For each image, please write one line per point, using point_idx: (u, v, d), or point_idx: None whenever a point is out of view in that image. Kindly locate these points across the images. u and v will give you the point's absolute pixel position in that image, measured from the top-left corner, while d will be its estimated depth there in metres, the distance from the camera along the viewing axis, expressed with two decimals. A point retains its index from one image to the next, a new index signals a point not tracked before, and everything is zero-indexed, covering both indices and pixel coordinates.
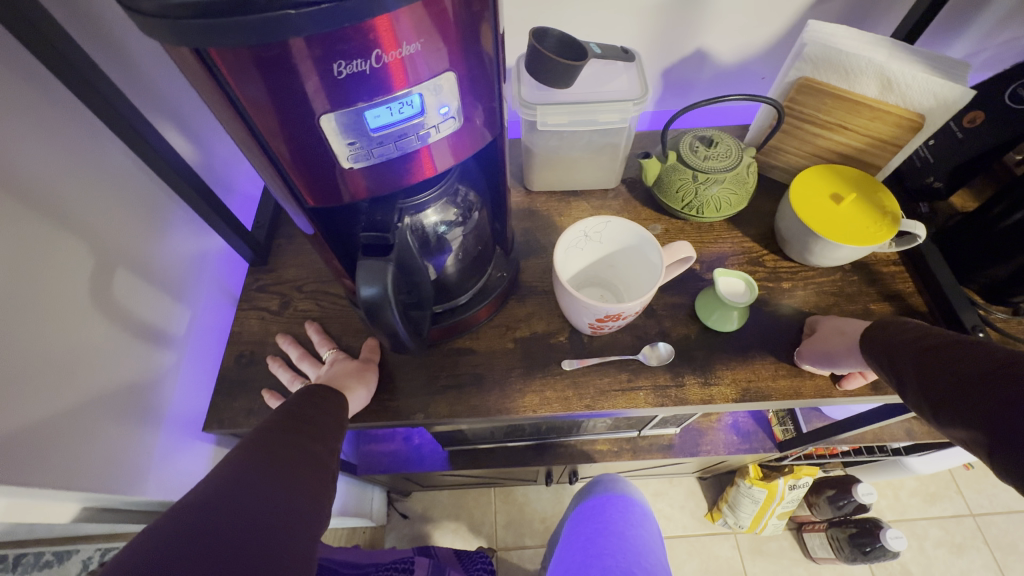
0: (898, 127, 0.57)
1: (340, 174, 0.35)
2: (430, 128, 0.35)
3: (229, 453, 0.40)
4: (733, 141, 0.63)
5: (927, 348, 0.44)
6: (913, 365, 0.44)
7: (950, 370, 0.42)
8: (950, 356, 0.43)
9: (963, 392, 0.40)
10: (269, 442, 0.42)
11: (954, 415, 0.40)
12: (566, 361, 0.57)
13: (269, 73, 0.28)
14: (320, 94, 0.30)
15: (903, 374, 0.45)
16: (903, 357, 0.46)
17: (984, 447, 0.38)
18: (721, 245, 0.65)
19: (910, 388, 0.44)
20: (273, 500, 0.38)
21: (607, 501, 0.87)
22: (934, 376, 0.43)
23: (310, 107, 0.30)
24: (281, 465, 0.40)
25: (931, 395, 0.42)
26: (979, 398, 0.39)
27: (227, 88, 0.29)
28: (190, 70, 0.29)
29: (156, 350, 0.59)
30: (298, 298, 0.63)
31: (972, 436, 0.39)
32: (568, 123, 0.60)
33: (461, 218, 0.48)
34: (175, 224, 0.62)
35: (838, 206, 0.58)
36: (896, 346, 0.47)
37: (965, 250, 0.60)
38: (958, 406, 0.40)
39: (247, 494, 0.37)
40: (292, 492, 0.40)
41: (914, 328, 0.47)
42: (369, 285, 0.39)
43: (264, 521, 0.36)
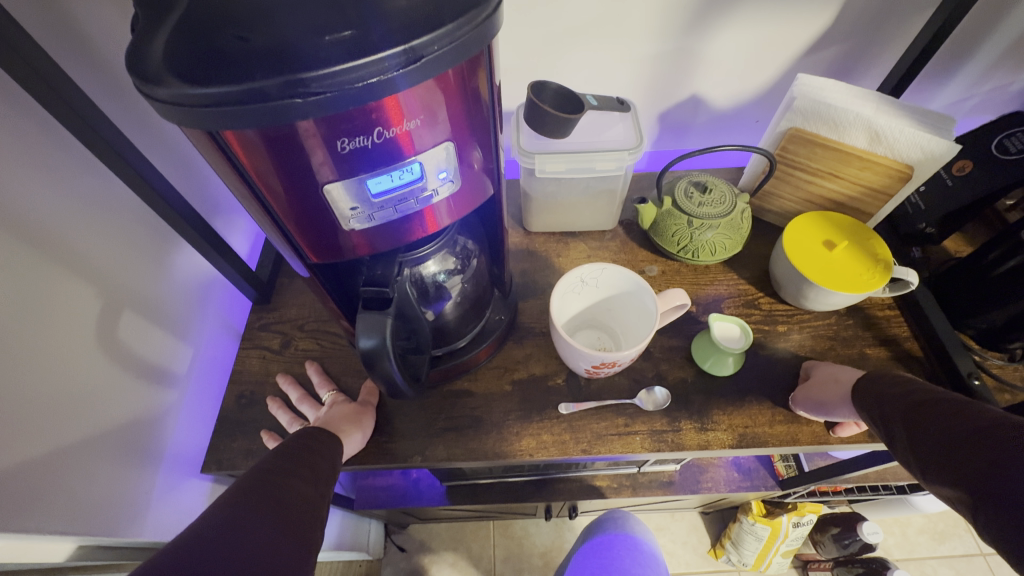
0: (888, 177, 0.58)
1: (342, 233, 0.36)
2: (430, 191, 0.36)
3: (224, 495, 0.40)
4: (727, 186, 0.64)
5: (916, 402, 0.45)
6: (901, 418, 0.45)
7: (937, 427, 0.42)
8: (939, 412, 0.43)
9: (947, 449, 0.40)
10: (262, 486, 0.42)
11: (939, 471, 0.41)
12: (563, 405, 0.57)
13: (278, 151, 0.30)
14: (326, 167, 0.31)
15: (893, 425, 0.46)
16: (894, 410, 0.46)
17: (969, 507, 0.38)
18: (717, 287, 0.66)
19: (898, 440, 0.45)
20: (268, 545, 0.38)
21: (617, 538, 0.85)
22: (922, 433, 0.43)
23: (317, 177, 0.32)
24: (276, 510, 0.41)
25: (920, 450, 0.43)
26: (964, 454, 0.39)
27: (239, 162, 0.31)
28: (200, 144, 0.31)
29: (158, 389, 0.60)
30: (299, 337, 0.64)
31: (958, 495, 0.39)
32: (565, 170, 0.61)
33: (459, 267, 0.49)
34: (179, 264, 0.64)
35: (831, 253, 0.59)
36: (886, 399, 0.48)
37: (960, 294, 0.61)
38: (944, 463, 0.40)
39: (242, 539, 0.37)
40: (284, 538, 0.39)
41: (906, 382, 0.48)
42: (367, 337, 0.40)
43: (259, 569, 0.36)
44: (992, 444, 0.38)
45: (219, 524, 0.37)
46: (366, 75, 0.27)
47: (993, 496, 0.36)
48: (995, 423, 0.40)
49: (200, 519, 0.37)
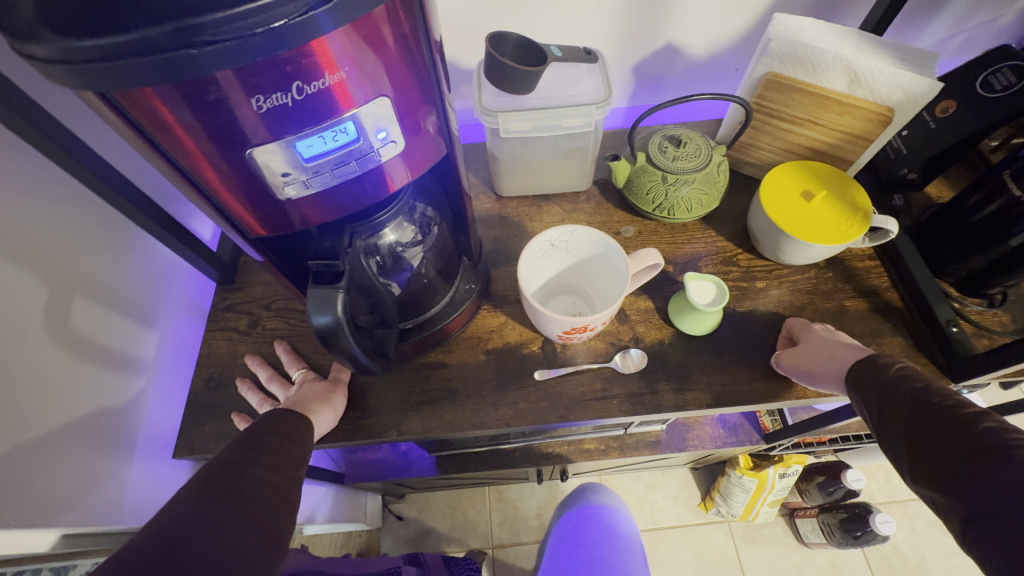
0: (869, 122, 0.56)
1: (278, 202, 0.34)
2: (371, 153, 0.33)
3: (180, 492, 0.38)
4: (702, 139, 0.61)
5: (920, 398, 0.43)
6: (900, 417, 0.43)
7: (936, 434, 0.40)
8: (941, 415, 0.41)
9: (938, 458, 0.39)
10: (223, 480, 0.39)
11: (930, 483, 0.39)
12: (539, 372, 0.56)
13: (187, 111, 0.27)
14: (248, 129, 0.28)
15: (890, 422, 0.44)
16: (894, 406, 0.44)
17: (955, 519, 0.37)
18: (694, 245, 0.64)
19: (893, 439, 0.43)
20: (229, 545, 0.36)
21: (587, 517, 0.84)
22: (920, 438, 0.41)
23: (240, 140, 0.29)
24: (237, 505, 0.38)
25: (914, 456, 0.41)
26: (956, 466, 0.38)
27: (148, 125, 0.28)
28: (100, 107, 0.28)
29: (124, 377, 0.58)
30: (267, 316, 0.62)
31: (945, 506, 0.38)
32: (531, 128, 0.58)
33: (419, 236, 0.47)
34: (135, 248, 0.61)
35: (810, 204, 0.57)
36: (888, 390, 0.45)
37: (940, 240, 0.60)
38: (936, 475, 0.39)
39: (200, 539, 0.35)
40: (244, 535, 0.37)
41: (912, 375, 0.45)
42: (319, 314, 0.38)
43: (220, 569, 0.34)
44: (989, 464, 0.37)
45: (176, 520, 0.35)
46: (270, 18, 0.24)
47: (982, 513, 0.36)
48: (1002, 438, 0.37)
49: (155, 519, 0.36)
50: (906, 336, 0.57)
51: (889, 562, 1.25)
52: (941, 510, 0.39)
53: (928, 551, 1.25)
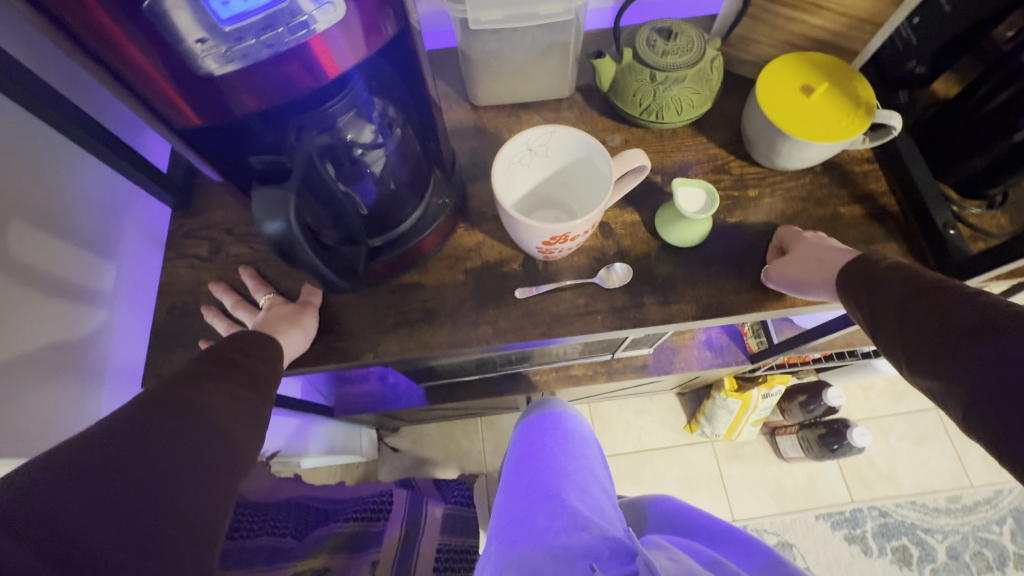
0: (879, 2, 0.50)
1: (202, 82, 0.30)
2: (304, 18, 0.28)
3: (136, 397, 0.36)
4: (695, 31, 0.55)
5: (914, 285, 0.42)
6: (896, 309, 0.42)
7: (934, 319, 0.39)
8: (938, 299, 0.40)
9: (935, 342, 0.39)
10: (181, 390, 0.38)
11: (927, 372, 0.39)
12: (520, 290, 0.54)
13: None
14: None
15: (881, 315, 0.43)
16: (886, 299, 0.43)
17: (957, 402, 0.37)
18: (684, 153, 0.60)
19: (885, 332, 0.43)
20: (189, 448, 0.35)
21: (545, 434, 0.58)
22: (913, 328, 0.40)
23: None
24: (196, 413, 0.37)
25: (908, 347, 0.40)
26: (955, 347, 0.37)
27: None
28: None
29: (82, 309, 0.56)
30: (229, 242, 0.58)
31: (947, 390, 0.38)
32: (503, 19, 0.51)
33: (382, 138, 0.41)
34: (79, 170, 0.55)
35: (809, 99, 0.52)
36: (878, 285, 0.44)
37: (944, 138, 0.56)
38: (934, 361, 0.38)
39: (155, 442, 0.34)
40: (206, 441, 0.36)
41: (902, 268, 0.44)
42: (270, 220, 0.35)
43: (177, 472, 0.34)
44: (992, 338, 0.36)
45: (134, 421, 0.34)
46: None
47: (992, 390, 0.35)
48: (1003, 311, 0.36)
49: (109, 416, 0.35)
50: (901, 242, 0.55)
51: (862, 472, 1.32)
52: (938, 397, 0.39)
53: (899, 460, 1.32)
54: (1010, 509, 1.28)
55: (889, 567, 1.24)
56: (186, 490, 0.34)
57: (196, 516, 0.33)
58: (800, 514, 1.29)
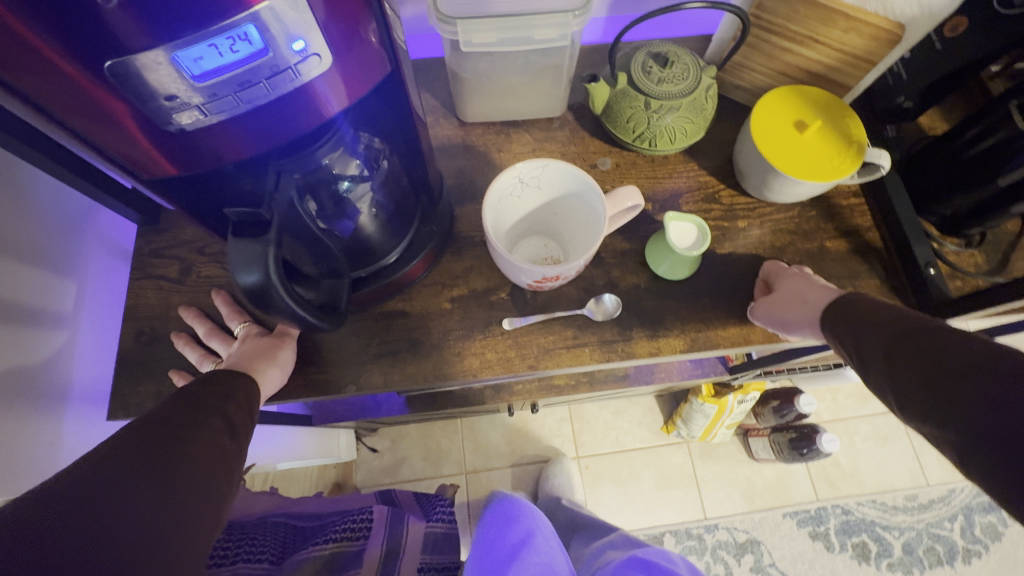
0: (874, 41, 0.49)
1: (177, 136, 0.28)
2: (287, 71, 0.26)
3: (109, 448, 0.34)
4: (691, 57, 0.54)
5: (897, 323, 0.40)
6: (881, 345, 0.40)
7: (919, 355, 0.37)
8: (923, 336, 0.38)
9: (923, 377, 0.36)
10: (154, 437, 0.35)
11: (921, 412, 0.35)
12: (507, 321, 0.53)
13: (26, 1, 0.21)
14: (114, 29, 0.22)
15: (867, 353, 0.41)
16: (870, 336, 0.41)
17: (954, 447, 0.34)
18: (675, 181, 0.59)
19: (873, 370, 0.40)
20: (157, 510, 0.32)
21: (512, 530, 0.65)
22: (900, 365, 0.38)
23: (108, 44, 0.23)
24: (169, 466, 0.34)
25: (896, 385, 0.38)
26: (945, 384, 0.34)
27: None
28: None
29: (39, 335, 0.52)
30: (201, 262, 0.55)
31: (940, 434, 0.34)
32: (498, 41, 0.49)
33: (366, 171, 0.39)
34: (31, 184, 0.51)
35: (802, 135, 0.52)
36: (863, 322, 0.43)
37: (929, 177, 0.56)
38: (924, 400, 0.35)
39: (121, 502, 0.31)
40: (176, 500, 0.33)
41: (887, 306, 0.43)
42: (246, 272, 0.33)
43: (141, 541, 0.30)
44: (981, 375, 0.33)
45: (100, 464, 0.32)
46: None
47: (987, 435, 0.32)
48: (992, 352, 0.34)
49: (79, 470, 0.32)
50: (883, 277, 0.56)
51: (828, 472, 1.38)
52: (938, 442, 0.35)
53: (863, 460, 1.38)
54: (962, 507, 1.35)
55: (849, 562, 1.31)
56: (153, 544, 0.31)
57: (156, 574, 0.30)
58: (768, 512, 1.34)
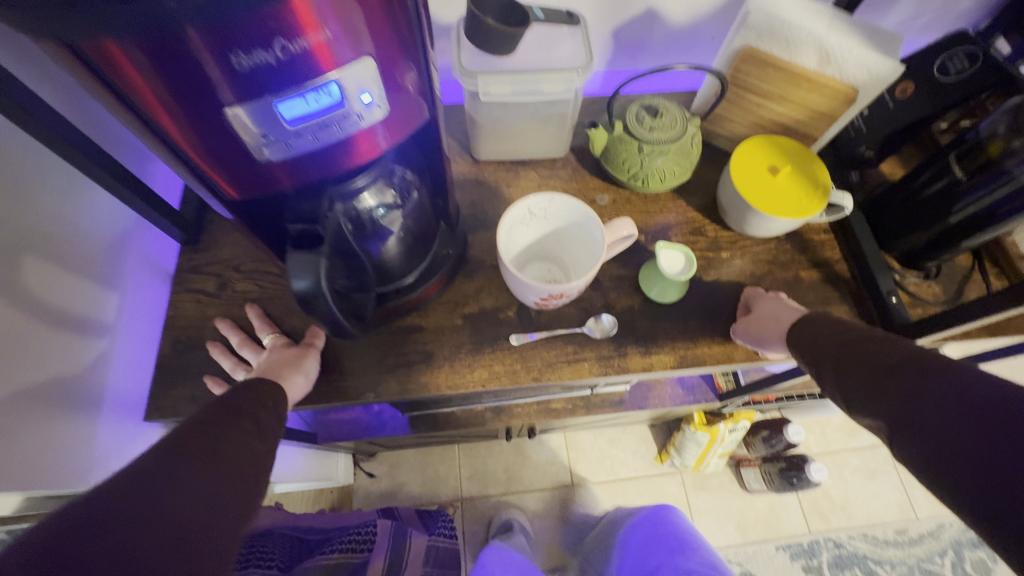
0: (833, 100, 0.58)
1: (258, 164, 0.34)
2: (355, 118, 0.33)
3: (167, 438, 0.39)
4: (678, 109, 0.62)
5: (845, 337, 0.48)
6: (832, 357, 0.48)
7: (862, 362, 0.45)
8: (866, 346, 0.46)
9: (867, 381, 0.44)
10: (207, 428, 0.41)
11: (864, 407, 0.43)
12: (514, 336, 0.58)
13: (172, 66, 0.27)
14: (235, 84, 0.28)
15: (822, 363, 0.49)
16: (826, 348, 0.49)
17: (884, 432, 0.42)
18: (666, 216, 0.66)
19: (828, 378, 0.48)
20: (207, 490, 0.37)
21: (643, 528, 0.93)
22: (848, 372, 0.46)
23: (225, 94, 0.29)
24: (218, 453, 0.40)
25: (847, 389, 0.45)
26: (879, 385, 0.43)
27: (123, 86, 0.28)
28: (72, 67, 0.27)
29: (82, 339, 0.57)
30: (236, 278, 0.60)
31: (876, 424, 0.42)
32: (511, 93, 0.57)
33: (399, 200, 0.46)
34: (86, 203, 0.57)
35: (775, 178, 0.59)
36: (818, 338, 0.50)
37: (889, 217, 0.63)
38: (867, 398, 0.43)
39: (182, 480, 0.36)
40: (218, 482, 0.38)
41: (837, 322, 0.51)
42: (299, 277, 0.39)
43: (192, 514, 0.35)
44: (906, 375, 0.41)
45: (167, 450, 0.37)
46: None
47: (916, 422, 0.39)
48: (915, 355, 0.42)
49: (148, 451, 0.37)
50: (851, 305, 0.62)
51: (819, 504, 1.40)
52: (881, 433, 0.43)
53: (853, 493, 1.41)
54: (951, 542, 1.37)
55: None
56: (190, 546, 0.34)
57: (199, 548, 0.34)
58: (760, 544, 1.35)
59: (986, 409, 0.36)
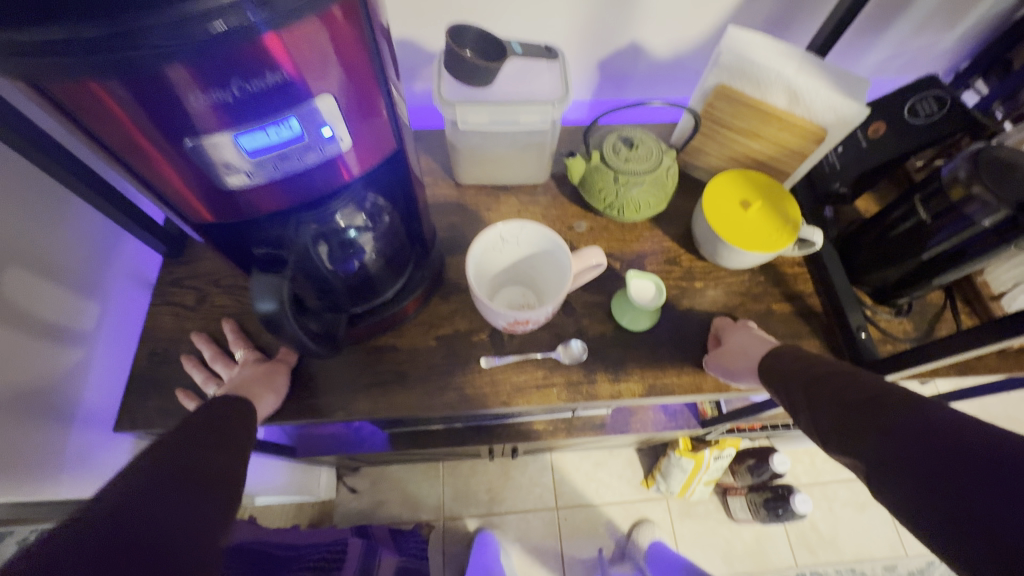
0: (804, 139, 0.59)
1: (225, 192, 0.35)
2: (315, 149, 0.35)
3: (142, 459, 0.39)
4: (655, 142, 0.64)
5: (818, 372, 0.48)
6: (804, 394, 0.48)
7: (834, 401, 0.45)
8: (838, 383, 0.46)
9: (841, 420, 0.43)
10: (181, 448, 0.41)
11: (840, 444, 0.43)
12: (485, 359, 0.59)
13: (136, 105, 0.28)
14: (197, 120, 0.30)
15: (796, 400, 0.49)
16: (798, 384, 0.49)
17: (864, 471, 0.41)
18: (642, 244, 0.67)
19: (803, 415, 0.48)
20: (184, 507, 0.37)
21: None
22: (821, 411, 0.46)
23: (188, 129, 0.30)
24: (194, 471, 0.39)
25: (822, 427, 0.45)
26: (852, 423, 0.42)
27: (93, 123, 0.29)
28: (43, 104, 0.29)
29: (61, 349, 0.58)
30: (215, 292, 0.62)
31: (855, 462, 0.42)
32: (489, 122, 0.59)
33: (369, 224, 0.47)
34: (70, 216, 0.58)
35: (746, 212, 0.60)
36: (792, 373, 0.51)
37: (861, 254, 0.64)
38: (842, 437, 0.43)
39: (160, 498, 0.36)
40: (194, 497, 0.38)
41: (810, 356, 0.51)
42: (263, 301, 0.40)
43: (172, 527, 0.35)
44: (879, 414, 0.41)
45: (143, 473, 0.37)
46: (210, 23, 0.25)
47: (891, 463, 0.38)
48: (887, 391, 0.42)
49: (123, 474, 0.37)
50: (823, 338, 0.63)
51: (806, 537, 1.38)
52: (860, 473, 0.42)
53: (841, 526, 1.39)
54: None
55: None
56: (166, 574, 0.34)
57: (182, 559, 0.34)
58: None
59: (957, 438, 0.36)
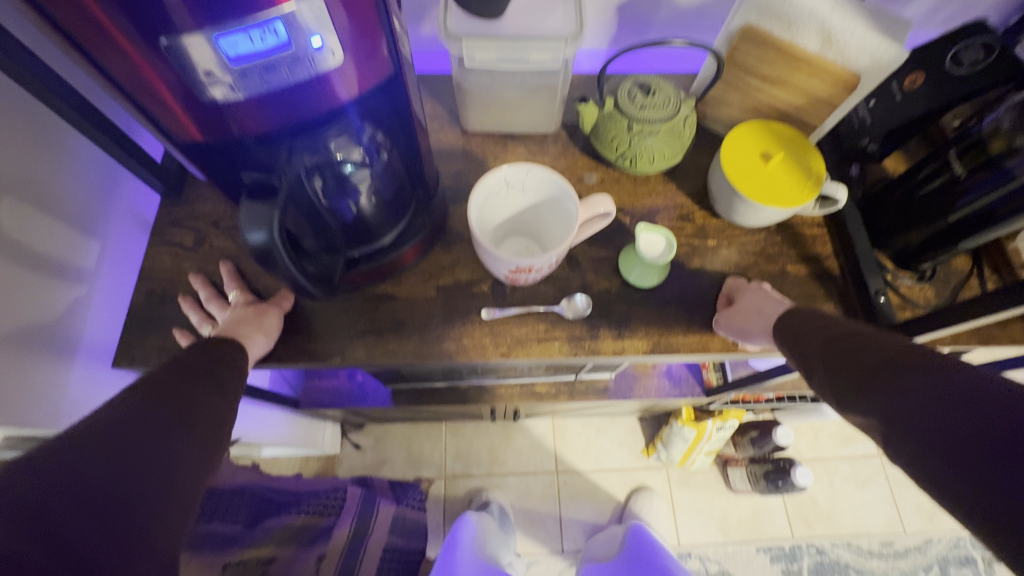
0: (835, 87, 0.55)
1: (211, 106, 0.34)
2: (304, 62, 0.32)
3: (124, 395, 0.37)
4: (672, 88, 0.60)
5: (837, 332, 0.46)
6: (820, 353, 0.46)
7: (852, 360, 0.43)
8: (856, 342, 0.44)
9: (857, 379, 0.41)
10: (165, 384, 0.40)
11: (855, 405, 0.41)
12: (486, 311, 0.57)
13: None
14: (173, 13, 0.28)
15: (811, 360, 0.47)
16: (813, 344, 0.47)
17: (878, 433, 0.39)
18: (653, 200, 0.64)
19: (817, 375, 0.46)
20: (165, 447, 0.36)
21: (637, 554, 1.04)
22: (837, 370, 0.43)
23: (165, 25, 0.28)
24: (177, 410, 0.38)
25: (837, 387, 0.43)
26: (871, 383, 0.40)
27: (69, 15, 0.28)
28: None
29: (61, 285, 0.57)
30: (214, 234, 0.60)
31: (869, 423, 0.40)
32: (498, 59, 0.56)
33: (368, 160, 0.44)
34: (69, 150, 0.57)
35: (766, 165, 0.57)
36: (808, 333, 0.48)
37: (885, 216, 0.61)
38: (858, 396, 0.41)
39: (140, 437, 0.35)
40: (176, 436, 0.37)
41: (828, 317, 0.49)
42: (253, 230, 0.38)
43: (150, 468, 0.34)
44: (899, 374, 0.39)
45: (121, 408, 0.36)
46: None
47: (911, 424, 0.36)
48: (912, 351, 0.40)
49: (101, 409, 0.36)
50: (838, 302, 0.61)
51: (805, 510, 1.38)
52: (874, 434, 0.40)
53: (841, 502, 1.39)
54: (937, 558, 1.35)
55: None
56: (143, 515, 0.33)
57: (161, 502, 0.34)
58: (741, 545, 1.34)
59: (983, 408, 0.34)
